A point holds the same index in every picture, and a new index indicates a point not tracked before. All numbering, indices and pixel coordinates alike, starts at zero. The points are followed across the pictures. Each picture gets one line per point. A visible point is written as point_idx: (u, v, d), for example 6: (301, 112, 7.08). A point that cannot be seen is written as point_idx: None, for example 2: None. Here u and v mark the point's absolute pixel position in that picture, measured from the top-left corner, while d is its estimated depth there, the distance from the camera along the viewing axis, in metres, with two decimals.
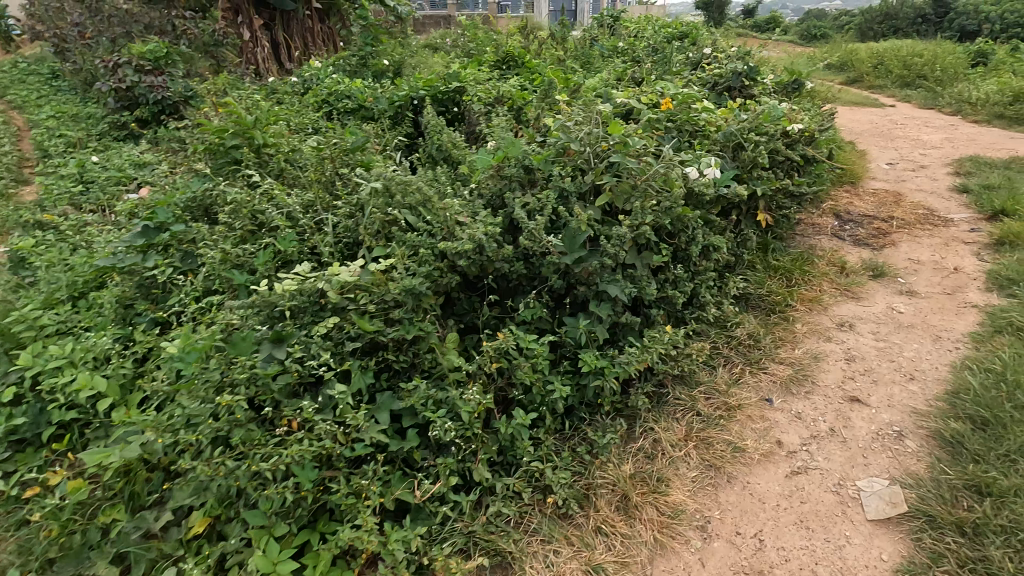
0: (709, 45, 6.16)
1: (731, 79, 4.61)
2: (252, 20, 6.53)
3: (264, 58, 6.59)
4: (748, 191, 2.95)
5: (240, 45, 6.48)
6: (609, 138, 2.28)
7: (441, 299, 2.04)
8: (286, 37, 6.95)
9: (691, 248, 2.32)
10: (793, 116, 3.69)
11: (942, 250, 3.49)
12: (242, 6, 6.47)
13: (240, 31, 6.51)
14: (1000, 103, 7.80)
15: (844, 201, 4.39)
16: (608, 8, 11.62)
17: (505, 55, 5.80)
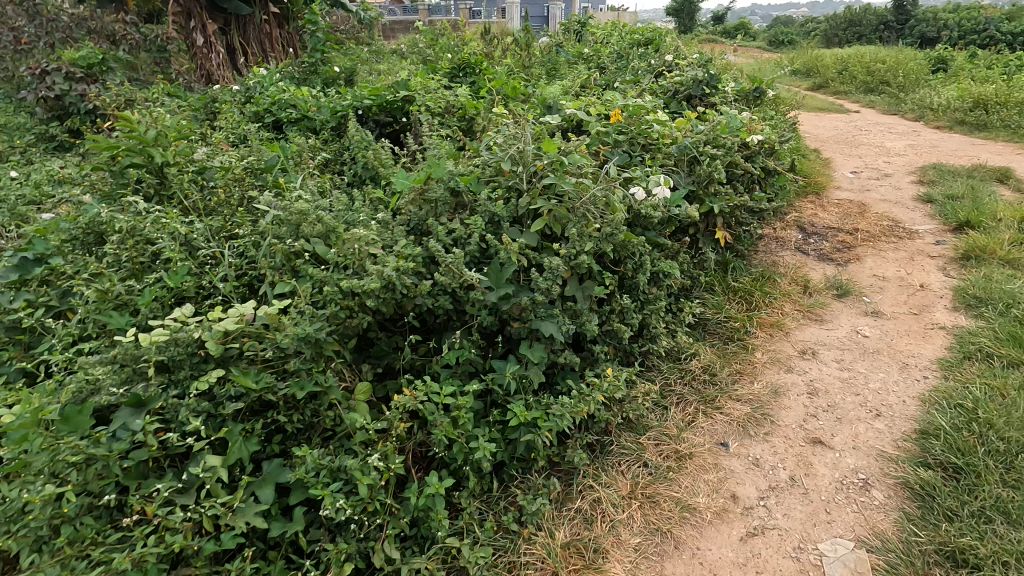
0: (672, 52, 6.04)
1: (692, 88, 4.47)
2: (206, 26, 6.03)
3: (219, 64, 6.09)
4: (704, 208, 2.77)
5: (194, 50, 6.01)
6: (544, 156, 2.06)
7: (351, 343, 1.79)
8: (242, 41, 6.56)
9: (637, 276, 2.11)
10: (753, 126, 3.54)
11: (907, 266, 3.36)
12: (194, 10, 6.04)
13: (192, 35, 5.97)
14: (961, 109, 7.84)
15: (808, 213, 4.26)
16: (575, 14, 11.53)
17: (462, 62, 5.58)
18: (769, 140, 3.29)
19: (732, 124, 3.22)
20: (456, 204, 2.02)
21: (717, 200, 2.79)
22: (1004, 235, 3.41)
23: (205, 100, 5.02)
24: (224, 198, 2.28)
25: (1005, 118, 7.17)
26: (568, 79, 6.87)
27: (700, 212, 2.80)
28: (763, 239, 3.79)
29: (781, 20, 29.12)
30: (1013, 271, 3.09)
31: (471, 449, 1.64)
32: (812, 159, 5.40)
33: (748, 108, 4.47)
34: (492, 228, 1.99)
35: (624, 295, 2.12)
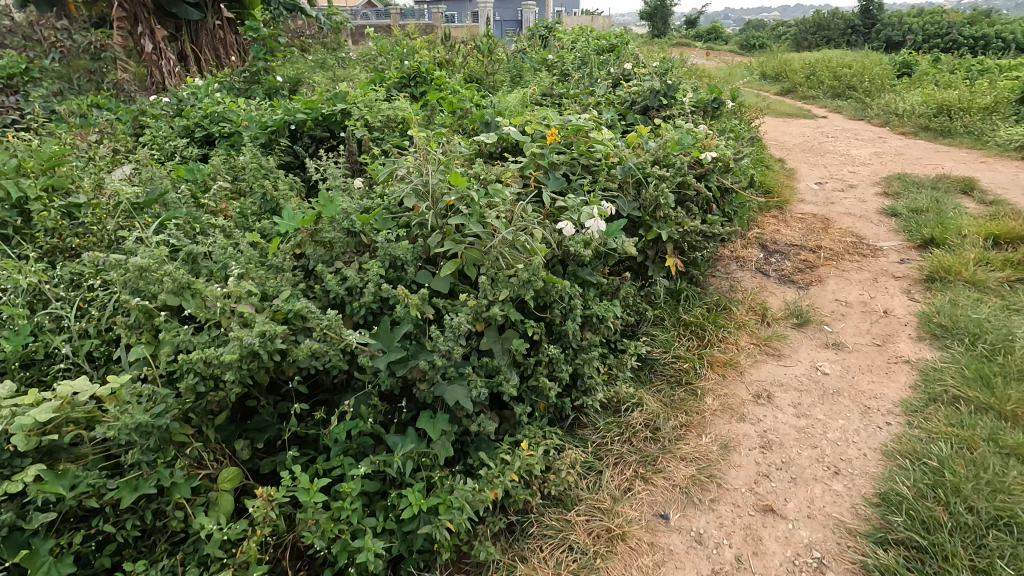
0: (632, 60, 5.85)
1: (649, 99, 4.27)
2: (154, 31, 5.68)
3: (172, 73, 5.71)
4: (651, 235, 2.54)
5: (144, 60, 5.66)
6: (453, 191, 1.80)
7: (218, 418, 1.51)
8: (193, 48, 6.18)
9: (565, 324, 1.87)
10: (708, 141, 3.33)
11: (870, 288, 3.18)
12: (140, 15, 5.66)
13: (140, 41, 5.66)
14: (926, 114, 7.82)
15: (770, 229, 4.08)
16: (542, 21, 11.37)
17: (412, 72, 5.31)
18: (723, 157, 3.09)
19: (683, 141, 3.01)
20: (355, 246, 1.76)
21: (665, 226, 2.57)
22: (969, 255, 3.25)
23: (134, 114, 4.68)
24: (96, 238, 2.00)
25: (969, 124, 7.12)
26: (529, 88, 6.65)
27: (647, 239, 2.57)
28: (722, 260, 3.59)
29: (752, 24, 29.41)
30: (979, 295, 2.92)
31: (355, 547, 1.38)
32: (776, 171, 5.24)
33: (706, 120, 4.29)
34: (395, 273, 1.73)
35: (552, 345, 1.88)
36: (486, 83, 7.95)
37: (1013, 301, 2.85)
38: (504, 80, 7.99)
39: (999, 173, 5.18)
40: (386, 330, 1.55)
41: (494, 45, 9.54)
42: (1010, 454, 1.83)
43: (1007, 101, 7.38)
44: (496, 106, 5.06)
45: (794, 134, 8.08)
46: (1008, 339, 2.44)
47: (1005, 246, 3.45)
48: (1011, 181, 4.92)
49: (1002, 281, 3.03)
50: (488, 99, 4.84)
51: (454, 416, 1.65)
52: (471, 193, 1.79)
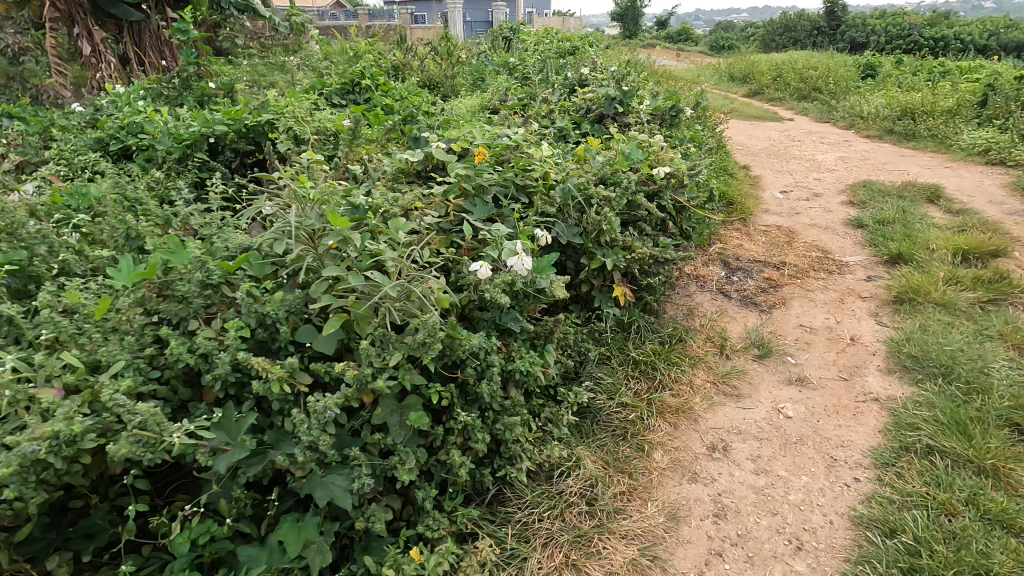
0: (590, 64, 5.61)
1: (604, 106, 4.02)
2: (93, 33, 5.14)
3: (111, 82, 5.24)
4: (594, 264, 2.28)
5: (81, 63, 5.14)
6: (331, 236, 1.49)
7: (22, 534, 1.19)
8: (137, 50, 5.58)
9: (482, 383, 1.58)
10: (662, 153, 3.08)
11: (836, 312, 2.96)
12: (76, 14, 5.05)
13: (76, 43, 5.07)
14: (890, 118, 7.75)
15: (733, 244, 3.87)
16: (507, 22, 11.09)
17: (357, 77, 4.98)
18: (676, 172, 2.86)
19: (631, 157, 2.77)
20: (219, 300, 1.45)
21: (609, 253, 2.31)
22: (937, 274, 3.07)
23: (43, 123, 4.24)
24: None
25: (933, 127, 7.05)
26: (487, 93, 6.37)
27: (590, 268, 2.31)
28: (682, 280, 3.36)
29: (722, 24, 29.59)
30: (951, 319, 2.72)
31: None
32: (739, 179, 5.05)
33: (662, 129, 4.07)
34: (267, 333, 1.43)
35: (466, 409, 1.59)
36: (445, 87, 7.64)
37: (985, 325, 2.65)
38: (464, 85, 7.69)
39: (964, 179, 5.06)
40: (233, 417, 1.22)
41: (455, 48, 9.22)
42: (994, 523, 1.60)
43: (970, 103, 7.34)
44: (446, 115, 4.77)
45: (760, 138, 7.94)
46: (983, 374, 2.23)
47: (974, 262, 3.27)
48: (976, 188, 4.80)
49: (973, 303, 2.84)
50: (437, 108, 4.54)
51: (336, 511, 1.34)
52: (354, 236, 1.49)
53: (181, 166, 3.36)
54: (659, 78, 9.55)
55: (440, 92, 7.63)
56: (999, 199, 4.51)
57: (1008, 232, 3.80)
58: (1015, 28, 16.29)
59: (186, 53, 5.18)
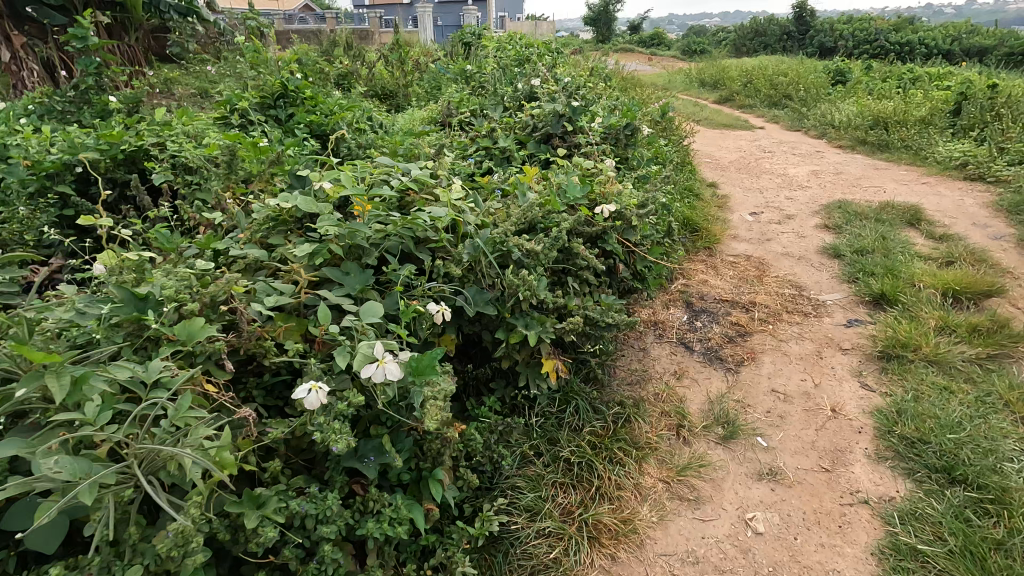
0: (545, 74, 5.15)
1: (551, 124, 3.56)
2: (10, 37, 4.78)
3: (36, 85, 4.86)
4: (514, 338, 1.80)
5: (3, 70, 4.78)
6: (38, 379, 0.98)
7: None
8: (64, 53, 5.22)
9: (314, 563, 1.08)
10: (610, 185, 2.62)
11: (813, 371, 2.53)
12: None
13: None
14: (861, 127, 7.48)
15: (697, 280, 3.43)
16: (470, 26, 10.60)
17: (280, 89, 4.42)
18: (622, 209, 2.41)
19: (568, 193, 2.30)
20: None
21: (534, 323, 1.84)
22: (926, 323, 2.66)
23: None
24: None
25: (907, 137, 6.76)
26: (437, 106, 5.87)
27: (509, 343, 1.83)
28: (638, 329, 2.89)
29: (694, 29, 29.57)
30: (948, 384, 2.30)
31: None
32: (707, 200, 4.64)
33: (618, 149, 3.62)
34: None
35: None
36: (396, 98, 7.11)
37: (987, 391, 2.24)
38: (417, 95, 7.18)
39: (943, 198, 4.73)
40: None
41: (410, 54, 8.68)
42: None
43: (942, 112, 7.08)
44: (380, 135, 4.26)
45: (730, 150, 7.58)
46: (996, 470, 1.81)
47: (965, 303, 2.89)
48: (957, 208, 4.46)
49: (970, 359, 2.44)
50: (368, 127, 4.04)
51: None
52: (53, 389, 0.96)
53: (37, 203, 2.74)
54: (626, 88, 9.19)
55: (390, 103, 7.10)
56: (982, 221, 4.17)
57: (996, 262, 3.44)
58: (978, 32, 16.41)
59: (84, 62, 4.51)
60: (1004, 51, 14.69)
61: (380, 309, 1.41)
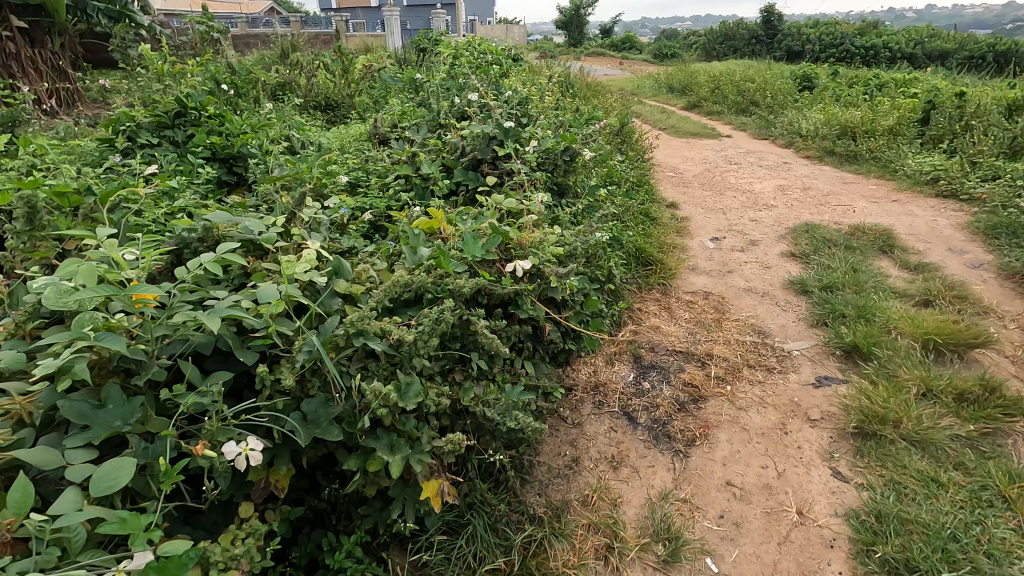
0: (488, 86, 4.68)
1: (479, 150, 3.12)
2: None
3: None
4: (369, 469, 1.34)
5: None
6: None
7: None
8: None
9: None
10: (529, 233, 2.16)
11: (775, 452, 2.11)
12: None
13: None
14: (829, 136, 7.21)
15: (648, 327, 3.01)
16: (427, 31, 10.12)
17: (179, 107, 3.86)
18: (540, 267, 1.96)
19: (467, 249, 1.84)
20: None
21: (400, 443, 1.37)
22: (905, 388, 2.27)
23: None
24: None
25: (875, 148, 6.47)
26: (374, 121, 5.35)
27: (367, 471, 1.37)
28: (574, 396, 2.45)
29: (665, 33, 29.50)
30: (936, 474, 1.90)
31: None
32: (664, 224, 4.24)
33: (557, 176, 3.17)
34: None
35: None
36: (338, 109, 6.57)
37: (982, 483, 1.86)
38: (360, 107, 6.64)
39: (915, 218, 4.41)
40: None
41: (359, 61, 8.16)
42: None
43: (910, 122, 6.83)
44: (295, 157, 3.75)
45: (695, 162, 7.21)
46: None
47: (948, 356, 2.51)
48: (931, 230, 4.13)
49: (958, 438, 2.05)
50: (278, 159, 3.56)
51: None
52: None
53: None
54: (589, 98, 8.83)
55: (331, 115, 6.55)
56: (958, 247, 3.84)
57: (977, 299, 3.09)
58: (939, 36, 16.51)
59: None
60: (965, 55, 14.77)
61: (121, 479, 0.98)
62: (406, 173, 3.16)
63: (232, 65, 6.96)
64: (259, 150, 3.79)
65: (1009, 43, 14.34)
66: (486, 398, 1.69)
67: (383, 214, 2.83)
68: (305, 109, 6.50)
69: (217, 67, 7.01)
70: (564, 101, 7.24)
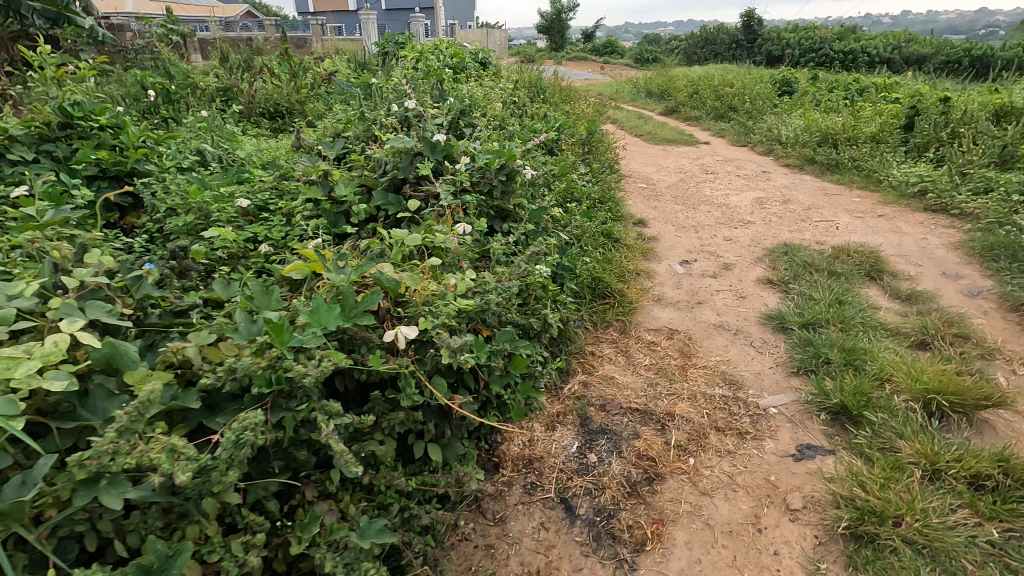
0: (434, 92, 4.21)
1: (399, 170, 2.64)
2: None
3: None
4: None
5: None
6: None
7: None
8: None
9: None
10: (424, 285, 1.67)
11: (745, 562, 1.66)
12: None
13: None
14: (809, 143, 6.85)
15: (600, 378, 2.54)
16: (392, 35, 9.63)
17: (63, 118, 3.33)
18: (431, 335, 1.48)
19: (317, 316, 1.34)
20: None
21: None
22: (907, 471, 1.83)
23: None
24: None
25: (857, 157, 6.10)
26: (313, 131, 4.86)
27: None
28: (501, 477, 1.97)
29: (646, 38, 29.30)
30: None
31: None
32: (628, 246, 3.80)
33: (495, 198, 2.70)
34: None
35: None
36: (283, 117, 6.05)
37: None
38: (308, 115, 6.13)
39: (902, 236, 4.02)
40: None
41: (314, 65, 7.64)
42: None
43: (893, 129, 6.49)
44: (198, 174, 3.24)
45: (669, 173, 6.80)
46: None
47: (955, 419, 2.08)
48: (921, 251, 3.74)
49: (977, 542, 1.61)
50: (173, 178, 3.04)
51: None
52: None
53: None
54: (559, 105, 8.42)
55: (276, 123, 6.04)
56: (953, 271, 3.45)
57: (980, 337, 2.68)
58: (916, 41, 16.38)
59: None
60: (942, 59, 14.69)
61: None
62: (315, 196, 2.68)
63: (170, 69, 6.41)
64: (157, 166, 3.27)
65: (985, 48, 14.24)
66: (336, 532, 1.22)
67: (278, 250, 2.35)
68: (247, 117, 5.97)
69: (152, 71, 6.45)
70: (530, 108, 6.80)
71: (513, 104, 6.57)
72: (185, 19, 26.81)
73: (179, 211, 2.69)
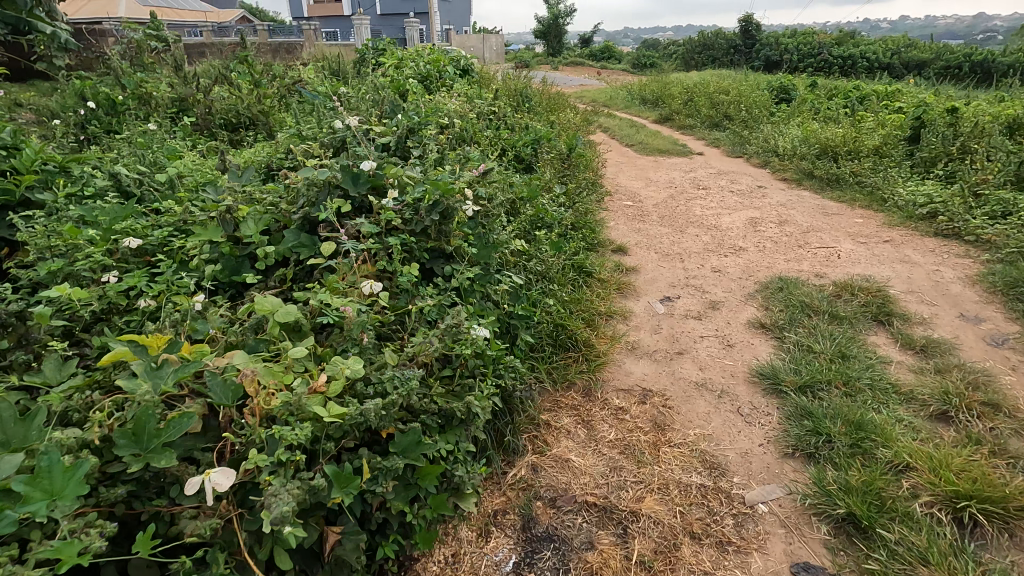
0: (389, 105, 3.78)
1: (313, 206, 2.21)
2: None
3: None
4: None
5: None
6: None
7: None
8: None
9: None
10: (274, 379, 1.25)
11: None
12: None
13: None
14: (808, 155, 6.43)
15: (553, 459, 2.09)
16: (373, 41, 9.23)
17: None
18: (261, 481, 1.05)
19: (50, 484, 0.95)
20: None
21: None
22: None
23: None
24: None
25: (859, 172, 5.67)
26: (263, 147, 4.42)
27: None
28: None
29: (645, 43, 29.06)
30: None
31: None
32: (602, 280, 3.36)
33: (430, 237, 2.27)
34: None
35: None
36: (241, 128, 5.61)
37: None
38: (269, 127, 5.69)
39: (912, 268, 3.58)
40: None
41: (285, 71, 7.22)
42: None
43: (897, 143, 6.07)
44: (98, 202, 2.80)
45: (659, 188, 6.36)
46: None
47: (994, 534, 1.64)
48: (935, 286, 3.30)
49: None
50: (62, 210, 2.61)
51: None
52: None
53: None
54: (545, 115, 8.00)
55: (234, 135, 5.60)
56: (973, 313, 3.01)
57: (1013, 405, 2.23)
58: (915, 46, 15.98)
59: None
60: (941, 65, 14.33)
61: None
62: (214, 236, 2.23)
63: (123, 77, 5.98)
64: (53, 195, 2.84)
65: (986, 53, 13.84)
66: None
67: (153, 311, 1.93)
68: (202, 129, 5.53)
69: (103, 80, 6.00)
70: (510, 120, 6.37)
71: (491, 116, 6.14)
72: (180, 25, 26.40)
73: (52, 253, 2.25)
